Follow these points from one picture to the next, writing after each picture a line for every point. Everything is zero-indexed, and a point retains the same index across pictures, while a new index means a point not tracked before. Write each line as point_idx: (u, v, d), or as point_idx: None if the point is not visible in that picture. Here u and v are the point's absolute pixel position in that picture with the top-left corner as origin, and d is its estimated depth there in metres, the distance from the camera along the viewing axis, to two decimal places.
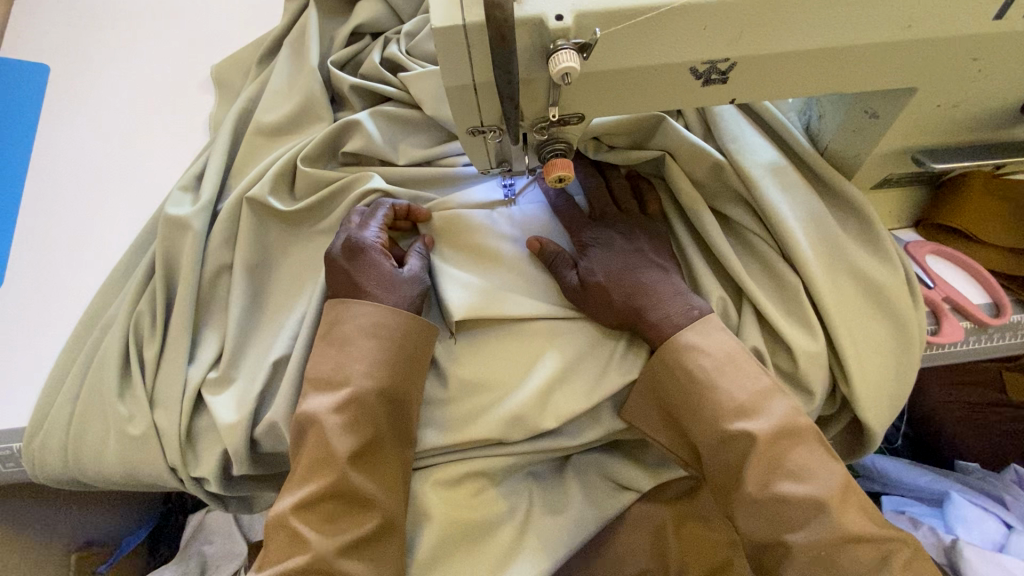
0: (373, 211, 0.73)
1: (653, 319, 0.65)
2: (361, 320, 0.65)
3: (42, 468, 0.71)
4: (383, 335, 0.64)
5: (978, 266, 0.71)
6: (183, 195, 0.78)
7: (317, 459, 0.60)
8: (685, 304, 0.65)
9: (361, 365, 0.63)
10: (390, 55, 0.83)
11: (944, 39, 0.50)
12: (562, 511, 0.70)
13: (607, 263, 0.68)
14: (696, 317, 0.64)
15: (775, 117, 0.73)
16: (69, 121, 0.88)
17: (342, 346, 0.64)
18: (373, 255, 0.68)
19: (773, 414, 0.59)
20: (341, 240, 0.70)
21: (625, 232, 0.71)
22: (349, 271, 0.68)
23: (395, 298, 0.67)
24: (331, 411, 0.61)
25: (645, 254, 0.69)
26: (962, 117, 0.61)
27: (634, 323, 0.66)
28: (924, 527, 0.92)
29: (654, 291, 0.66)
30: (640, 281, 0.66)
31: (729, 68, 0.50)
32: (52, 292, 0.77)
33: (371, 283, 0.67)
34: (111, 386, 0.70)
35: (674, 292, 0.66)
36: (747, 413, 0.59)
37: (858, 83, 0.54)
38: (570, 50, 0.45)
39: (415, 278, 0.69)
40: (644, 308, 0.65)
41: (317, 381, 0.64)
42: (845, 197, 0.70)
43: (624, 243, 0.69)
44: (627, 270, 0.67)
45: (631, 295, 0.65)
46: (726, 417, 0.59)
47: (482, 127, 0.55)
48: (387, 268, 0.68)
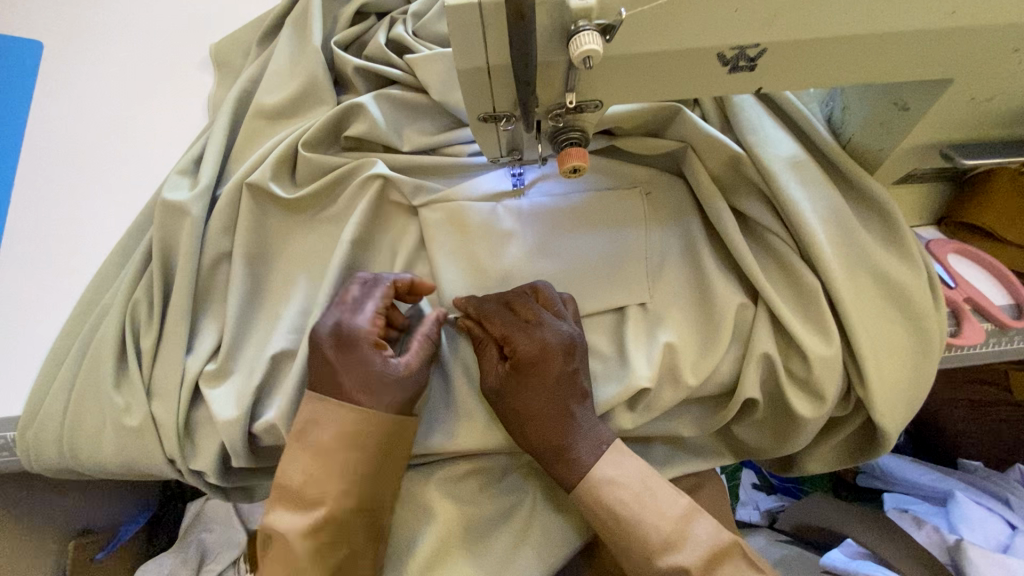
0: (373, 289, 0.64)
1: (564, 455, 0.60)
2: (334, 427, 0.59)
3: (37, 458, 0.69)
4: (360, 442, 0.59)
5: (1001, 266, 0.69)
6: (180, 179, 0.75)
7: (282, 561, 0.58)
8: (596, 439, 0.61)
9: (335, 470, 0.58)
10: (396, 36, 0.80)
11: (986, 27, 0.47)
12: (563, 513, 0.68)
13: (534, 396, 0.60)
14: (602, 455, 0.61)
15: (797, 109, 0.70)
16: (62, 99, 0.85)
17: (318, 456, 0.58)
18: (362, 348, 0.60)
19: (697, 544, 0.58)
20: (331, 321, 0.61)
21: (566, 349, 0.61)
22: (333, 364, 0.60)
23: (384, 402, 0.59)
24: (296, 521, 0.58)
25: (577, 373, 0.62)
26: (995, 111, 0.58)
27: (547, 444, 0.60)
28: (928, 526, 0.89)
29: (572, 428, 0.60)
30: (565, 419, 0.60)
31: (758, 55, 0.47)
32: (46, 279, 0.74)
33: (357, 385, 0.59)
34: (106, 374, 0.69)
35: (589, 429, 0.61)
36: (673, 546, 0.57)
37: (893, 73, 0.51)
38: (592, 32, 0.42)
39: (412, 375, 0.61)
40: (559, 442, 0.60)
41: (284, 484, 0.59)
42: (867, 193, 0.68)
43: (562, 367, 0.61)
44: (553, 397, 0.60)
45: (549, 429, 0.60)
46: (656, 554, 0.57)
47: (495, 114, 0.52)
48: (378, 364, 0.60)
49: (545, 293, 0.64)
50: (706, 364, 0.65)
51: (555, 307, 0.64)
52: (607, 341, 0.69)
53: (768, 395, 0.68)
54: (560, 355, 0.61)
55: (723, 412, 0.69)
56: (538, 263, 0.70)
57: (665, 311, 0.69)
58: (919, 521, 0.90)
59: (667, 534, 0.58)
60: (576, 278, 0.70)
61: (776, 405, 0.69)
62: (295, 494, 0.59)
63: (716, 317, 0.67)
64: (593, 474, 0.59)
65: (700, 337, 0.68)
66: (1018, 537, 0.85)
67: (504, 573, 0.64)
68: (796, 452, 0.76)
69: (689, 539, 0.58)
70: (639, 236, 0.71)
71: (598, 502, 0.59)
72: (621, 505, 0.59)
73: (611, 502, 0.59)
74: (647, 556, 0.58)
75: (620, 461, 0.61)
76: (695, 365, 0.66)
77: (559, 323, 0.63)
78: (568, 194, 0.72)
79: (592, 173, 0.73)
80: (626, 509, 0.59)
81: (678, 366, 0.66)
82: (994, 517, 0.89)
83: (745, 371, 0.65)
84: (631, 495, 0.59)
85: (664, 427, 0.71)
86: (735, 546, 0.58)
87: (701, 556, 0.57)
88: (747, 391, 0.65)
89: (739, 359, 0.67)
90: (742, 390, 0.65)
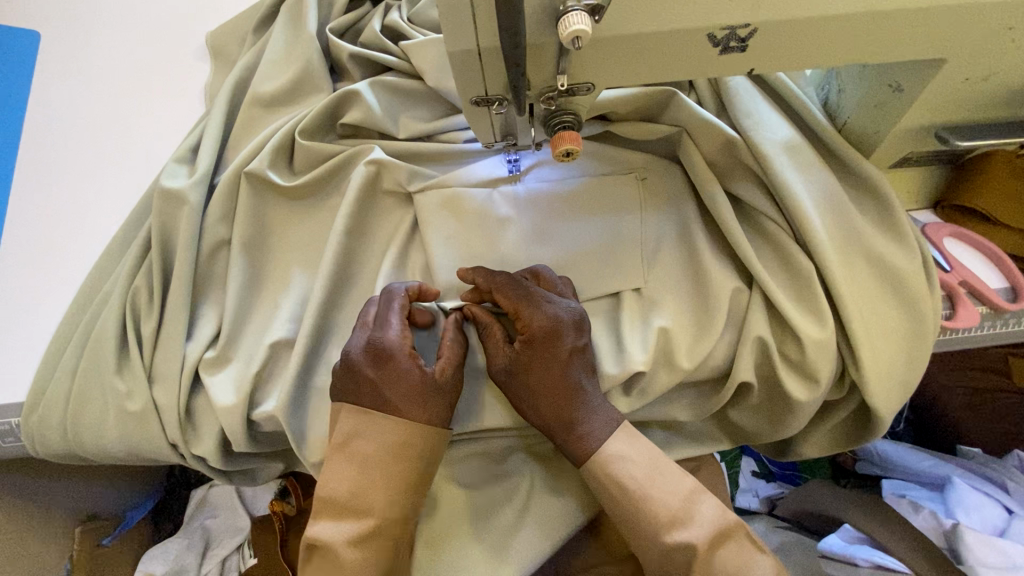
0: (388, 302, 0.64)
1: (576, 432, 0.60)
2: (378, 438, 0.59)
3: (43, 444, 0.70)
4: (402, 452, 0.59)
5: (997, 249, 0.69)
6: (178, 167, 0.75)
7: (326, 564, 0.59)
8: (607, 415, 0.62)
9: (380, 478, 0.59)
10: (391, 22, 0.80)
11: (976, 5, 0.47)
12: (562, 495, 0.69)
13: (546, 372, 0.60)
14: (614, 431, 0.61)
15: (793, 92, 0.70)
16: (59, 89, 0.85)
17: (363, 468, 0.59)
18: (398, 361, 0.60)
19: (700, 523, 0.58)
20: (360, 342, 0.61)
21: (575, 325, 0.63)
22: (374, 382, 0.60)
23: (429, 412, 0.60)
24: (341, 526, 0.59)
25: (586, 349, 0.63)
26: (991, 91, 0.58)
27: (559, 419, 0.60)
28: (925, 510, 0.89)
29: (584, 401, 0.61)
30: (576, 392, 0.61)
31: (749, 35, 0.47)
32: (48, 267, 0.75)
33: (400, 398, 0.60)
34: (108, 361, 0.70)
35: (600, 403, 0.62)
36: (674, 525, 0.58)
37: (886, 53, 0.51)
38: (581, 12, 0.42)
39: (447, 379, 0.62)
40: (572, 418, 0.60)
41: (327, 490, 0.60)
42: (863, 176, 0.68)
43: (573, 343, 0.62)
44: (566, 371, 0.61)
45: (562, 405, 0.60)
46: (659, 532, 0.58)
47: (488, 97, 0.52)
48: (416, 376, 0.60)
49: (547, 275, 0.66)
50: (702, 347, 0.66)
51: (560, 287, 0.66)
52: (602, 326, 0.70)
53: (763, 379, 0.69)
54: (571, 331, 0.62)
55: (718, 395, 0.70)
56: (535, 250, 0.70)
57: (661, 296, 0.69)
58: (917, 505, 0.90)
59: (663, 513, 0.58)
60: (575, 263, 0.70)
61: (771, 388, 0.70)
62: (338, 499, 0.59)
63: (712, 300, 0.67)
64: (592, 455, 0.60)
65: (695, 322, 0.68)
66: (1015, 521, 0.86)
67: (503, 553, 0.65)
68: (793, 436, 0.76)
69: (684, 518, 0.58)
70: (634, 221, 0.71)
71: (592, 484, 0.60)
72: (617, 486, 0.59)
73: (606, 483, 0.60)
74: (646, 534, 0.58)
75: (619, 444, 0.61)
76: (690, 348, 0.67)
77: (567, 301, 0.64)
78: (563, 179, 0.73)
79: (586, 158, 0.73)
80: (621, 491, 0.59)
81: (672, 350, 0.66)
82: (992, 502, 0.90)
83: (740, 355, 0.66)
84: (631, 477, 0.59)
85: (661, 411, 0.72)
86: (731, 526, 0.59)
87: (697, 535, 0.57)
88: (742, 374, 0.66)
89: (734, 343, 0.68)
90: (736, 373, 0.66)
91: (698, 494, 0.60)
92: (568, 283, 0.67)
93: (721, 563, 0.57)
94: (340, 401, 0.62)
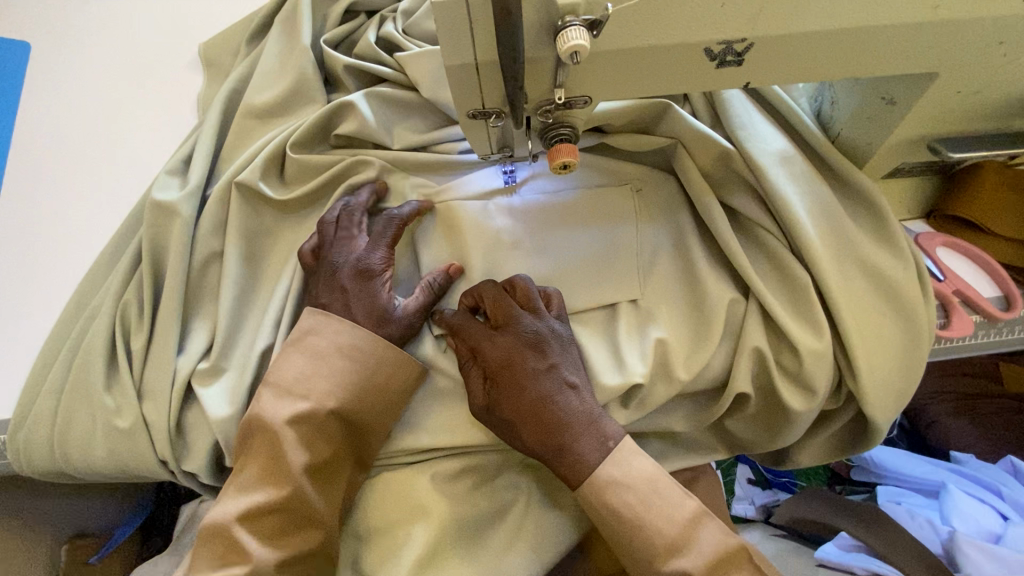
0: (387, 227, 0.69)
1: (568, 456, 0.59)
2: (307, 453, 0.59)
3: (29, 461, 0.69)
4: (338, 459, 0.61)
5: (988, 257, 0.70)
6: (169, 179, 0.75)
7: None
8: (600, 435, 0.59)
9: (312, 494, 0.59)
10: (386, 34, 0.80)
11: (968, 21, 0.47)
12: (560, 508, 0.68)
13: (516, 400, 0.59)
14: (608, 451, 0.59)
15: (785, 104, 0.71)
16: (49, 100, 0.84)
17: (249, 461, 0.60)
18: (369, 275, 0.66)
19: (703, 550, 0.56)
20: (341, 248, 0.68)
21: (532, 347, 0.61)
22: (341, 282, 0.66)
23: (373, 306, 0.64)
24: (267, 549, 0.57)
25: (555, 368, 0.61)
26: (982, 105, 0.59)
27: (546, 447, 0.59)
28: (923, 519, 0.89)
29: (566, 424, 0.59)
30: (554, 416, 0.59)
31: (745, 49, 0.48)
32: (34, 280, 0.74)
33: (359, 298, 0.65)
34: (96, 377, 0.68)
35: (585, 423, 0.59)
36: (677, 551, 0.56)
37: (878, 68, 0.51)
38: (579, 27, 0.42)
39: (406, 313, 0.65)
40: (559, 444, 0.59)
41: (249, 509, 0.57)
42: (855, 187, 0.68)
43: (533, 364, 0.61)
44: (539, 400, 0.59)
45: (545, 432, 0.59)
46: (658, 559, 0.56)
47: (485, 110, 0.52)
48: (382, 299, 0.65)
49: (522, 287, 0.64)
50: (699, 358, 0.66)
51: (524, 307, 0.64)
52: (598, 337, 0.69)
53: (760, 390, 0.69)
54: (530, 358, 0.61)
55: (716, 406, 0.69)
56: (530, 263, 0.69)
57: (657, 308, 0.69)
58: (914, 513, 0.89)
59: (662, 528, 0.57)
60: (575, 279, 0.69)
61: (767, 399, 0.70)
62: (266, 517, 0.58)
63: (706, 311, 0.67)
64: (591, 477, 0.58)
65: (690, 334, 0.68)
66: (1012, 527, 0.85)
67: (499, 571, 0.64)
68: (790, 446, 0.76)
69: (685, 543, 0.57)
70: (630, 233, 0.71)
71: (590, 506, 0.59)
72: (619, 509, 0.57)
73: (606, 505, 0.58)
74: (651, 559, 0.56)
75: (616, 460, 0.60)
76: (687, 360, 0.67)
77: (525, 324, 0.62)
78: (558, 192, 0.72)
79: (581, 171, 0.73)
80: (621, 509, 0.58)
81: (670, 362, 0.66)
82: (987, 508, 0.89)
83: (737, 366, 0.66)
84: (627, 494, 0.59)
85: (659, 422, 0.71)
86: (734, 550, 0.57)
87: (697, 563, 0.55)
88: (739, 385, 0.66)
89: (729, 354, 0.68)
90: (733, 384, 0.66)
91: (701, 518, 0.58)
92: (537, 300, 0.65)
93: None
94: (263, 414, 0.60)
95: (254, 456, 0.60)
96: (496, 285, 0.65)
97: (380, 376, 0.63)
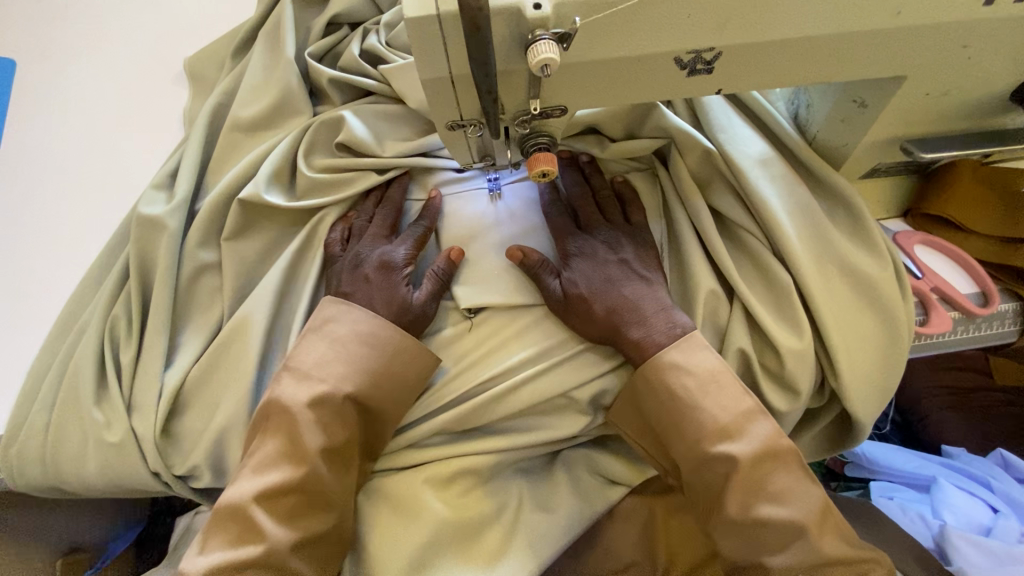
0: (415, 227, 0.71)
1: (636, 338, 0.63)
2: (325, 437, 0.60)
3: (21, 478, 0.69)
4: (353, 445, 0.62)
5: (966, 255, 0.71)
6: (156, 194, 0.75)
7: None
8: (669, 321, 0.63)
9: (328, 476, 0.59)
10: (369, 46, 0.81)
11: (933, 26, 0.49)
12: (551, 508, 0.68)
13: (592, 279, 0.65)
14: (676, 335, 0.62)
15: (761, 106, 0.72)
16: (34, 118, 0.85)
17: (283, 436, 0.60)
18: (394, 266, 0.68)
19: (753, 438, 0.58)
20: (371, 241, 0.70)
21: (612, 243, 0.69)
22: (361, 270, 0.68)
23: (388, 294, 0.66)
24: (283, 529, 0.57)
25: (629, 266, 0.67)
26: (953, 105, 0.60)
27: (618, 324, 0.63)
28: (913, 514, 0.89)
29: (638, 308, 0.64)
30: (623, 296, 0.64)
31: (714, 58, 0.49)
32: (21, 298, 0.74)
33: (377, 286, 0.66)
34: (86, 392, 0.68)
35: (657, 309, 0.64)
36: (728, 436, 0.58)
37: (847, 72, 0.52)
38: (549, 41, 0.43)
39: (424, 303, 0.67)
40: (630, 324, 0.63)
41: (268, 488, 0.57)
42: (832, 188, 0.69)
43: (609, 254, 0.67)
44: (609, 284, 0.65)
45: (621, 313, 0.63)
46: (708, 440, 0.58)
47: (462, 121, 0.53)
48: (401, 290, 0.66)
49: (596, 200, 0.72)
50: None
51: (602, 215, 0.72)
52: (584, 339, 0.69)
53: None
54: (606, 257, 0.67)
55: None
56: (544, 247, 0.72)
57: None
58: (905, 508, 0.90)
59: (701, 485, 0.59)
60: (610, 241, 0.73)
61: None
62: (284, 497, 0.58)
63: (690, 313, 0.68)
64: (658, 357, 0.61)
65: None
66: (1001, 520, 0.85)
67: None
68: None
69: (736, 430, 0.58)
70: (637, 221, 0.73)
71: (650, 391, 0.61)
72: (676, 390, 0.60)
73: (660, 391, 0.60)
74: (706, 437, 0.58)
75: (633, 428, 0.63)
76: None
77: (599, 227, 0.70)
78: (580, 171, 0.74)
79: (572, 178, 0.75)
80: None
81: None
82: (976, 501, 0.89)
83: None
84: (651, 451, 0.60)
85: None
86: (783, 450, 0.58)
87: (745, 449, 0.57)
88: None
89: None
90: None
91: (755, 414, 0.59)
92: (619, 207, 0.73)
93: (764, 506, 0.56)
94: (283, 397, 0.61)
95: (274, 437, 0.61)
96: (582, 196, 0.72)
97: (365, 388, 0.62)
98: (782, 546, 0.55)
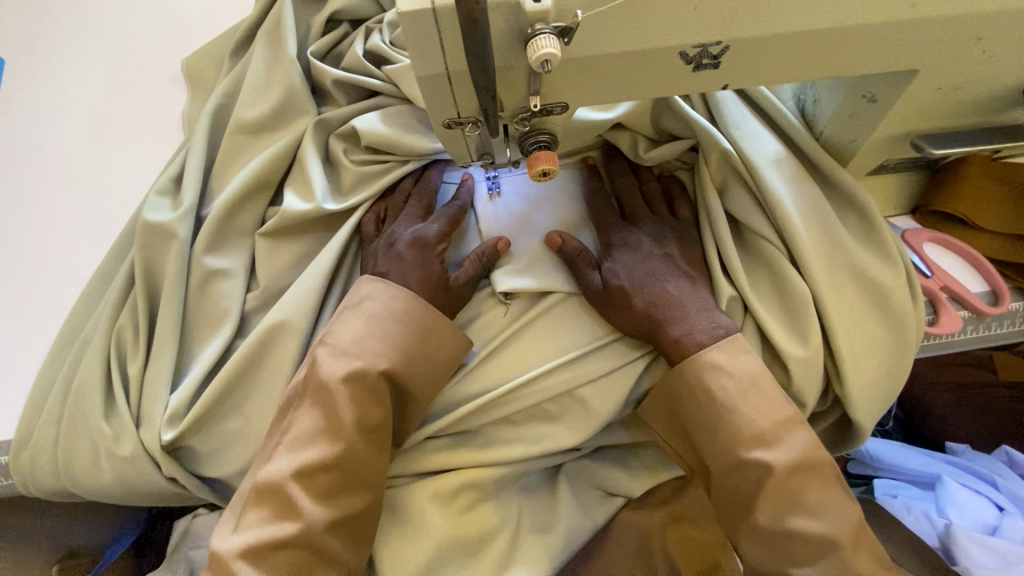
0: (450, 208, 0.71)
1: (675, 335, 0.61)
2: (358, 413, 0.58)
3: (35, 486, 0.69)
4: (384, 427, 0.60)
5: (974, 251, 0.70)
6: (160, 200, 0.74)
7: (300, 553, 0.55)
8: (712, 321, 0.61)
9: (363, 454, 0.58)
10: (373, 46, 0.79)
11: (949, 17, 0.47)
12: (550, 527, 0.66)
13: (632, 270, 0.64)
14: (720, 337, 0.60)
15: (770, 103, 0.71)
16: (34, 123, 0.83)
17: (322, 412, 0.59)
18: (430, 247, 0.67)
19: (792, 447, 0.56)
20: (408, 221, 0.70)
21: (658, 236, 0.68)
22: (395, 249, 0.67)
23: (421, 273, 0.65)
24: (320, 507, 0.56)
25: (674, 261, 0.66)
26: (969, 99, 0.58)
27: (655, 317, 0.62)
28: (918, 511, 0.87)
29: (680, 305, 0.62)
30: (666, 290, 0.63)
31: (721, 52, 0.47)
32: (23, 307, 0.73)
33: (409, 262, 0.66)
34: (94, 404, 0.67)
35: (700, 308, 0.62)
36: (765, 443, 0.56)
37: (859, 65, 0.50)
38: (549, 35, 0.41)
39: (460, 280, 0.67)
40: (669, 319, 0.61)
41: (302, 465, 0.56)
42: (841, 187, 0.68)
43: (653, 247, 0.66)
44: (652, 276, 0.64)
45: (664, 306, 0.62)
46: (743, 446, 0.56)
47: (460, 120, 0.51)
48: (436, 269, 0.66)
49: (640, 194, 0.72)
50: None
51: (649, 208, 0.71)
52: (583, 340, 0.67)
53: None
54: (650, 250, 0.66)
55: None
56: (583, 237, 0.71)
57: None
58: (910, 506, 0.88)
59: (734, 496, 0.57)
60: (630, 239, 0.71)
61: None
62: (319, 475, 0.57)
63: None
64: (697, 357, 0.59)
65: None
66: (1007, 519, 0.84)
67: None
68: None
69: (774, 438, 0.56)
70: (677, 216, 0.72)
71: (686, 388, 0.59)
72: (716, 393, 0.58)
73: (697, 393, 0.59)
74: (741, 441, 0.56)
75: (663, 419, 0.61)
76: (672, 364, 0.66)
77: (646, 220, 0.69)
78: (630, 168, 0.75)
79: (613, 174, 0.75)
80: None
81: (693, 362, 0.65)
82: (983, 500, 0.88)
83: None
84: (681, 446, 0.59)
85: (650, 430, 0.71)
86: (821, 462, 0.56)
87: (783, 458, 0.55)
88: None
89: None
90: None
91: (794, 423, 0.57)
92: (665, 201, 0.72)
93: (797, 519, 0.54)
94: (320, 371, 0.60)
95: (309, 414, 0.59)
96: (634, 191, 0.72)
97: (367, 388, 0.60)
98: (813, 558, 0.54)
